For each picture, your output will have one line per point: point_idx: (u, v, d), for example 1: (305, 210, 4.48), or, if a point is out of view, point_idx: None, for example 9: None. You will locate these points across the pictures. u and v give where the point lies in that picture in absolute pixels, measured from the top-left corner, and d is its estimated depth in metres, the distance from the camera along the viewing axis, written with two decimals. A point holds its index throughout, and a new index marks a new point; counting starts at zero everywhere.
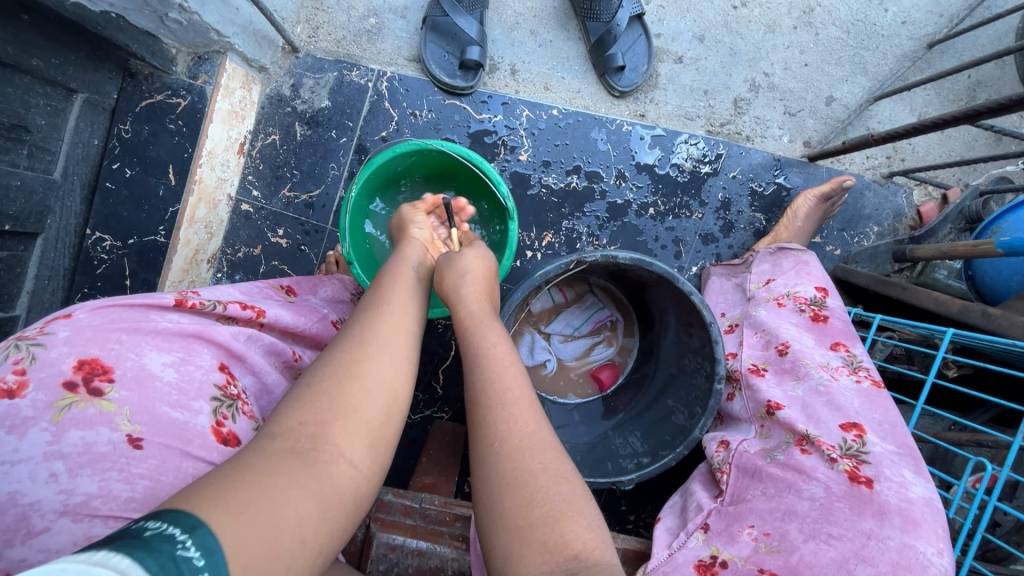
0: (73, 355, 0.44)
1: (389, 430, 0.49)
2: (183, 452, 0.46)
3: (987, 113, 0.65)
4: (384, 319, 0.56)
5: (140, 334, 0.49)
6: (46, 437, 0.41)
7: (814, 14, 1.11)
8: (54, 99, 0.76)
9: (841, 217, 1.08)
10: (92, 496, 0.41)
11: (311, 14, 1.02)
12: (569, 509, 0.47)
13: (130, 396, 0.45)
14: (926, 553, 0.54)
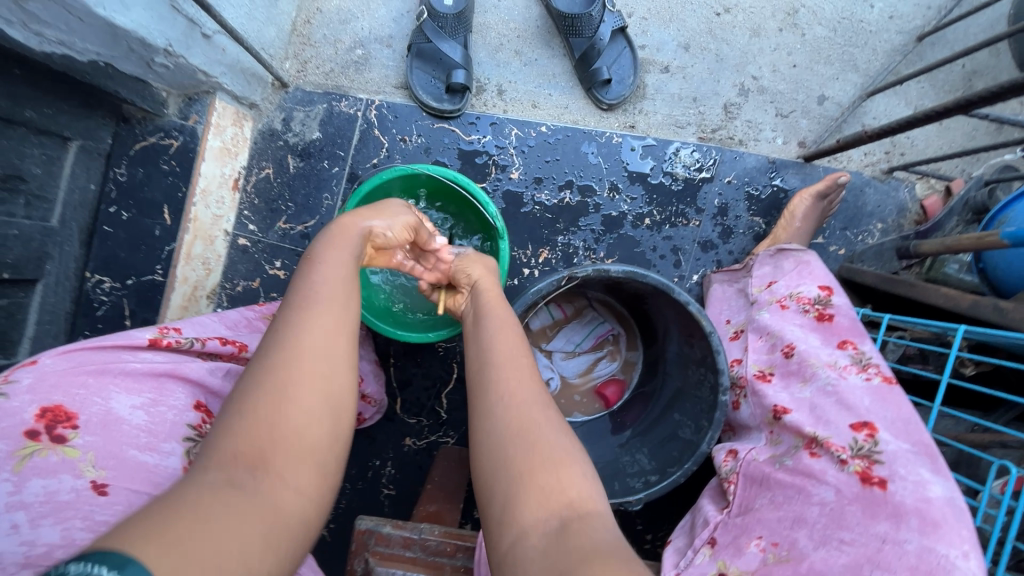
0: (35, 403, 0.44)
1: (333, 459, 0.48)
2: (151, 495, 0.46)
3: (979, 101, 0.64)
4: (322, 314, 0.51)
5: (109, 378, 0.49)
6: (7, 487, 0.40)
7: (798, 15, 1.10)
8: (49, 148, 0.77)
9: (843, 215, 1.06)
10: (55, 544, 0.40)
11: (299, 49, 1.04)
12: (565, 457, 0.50)
13: (94, 441, 0.45)
14: (948, 556, 0.50)
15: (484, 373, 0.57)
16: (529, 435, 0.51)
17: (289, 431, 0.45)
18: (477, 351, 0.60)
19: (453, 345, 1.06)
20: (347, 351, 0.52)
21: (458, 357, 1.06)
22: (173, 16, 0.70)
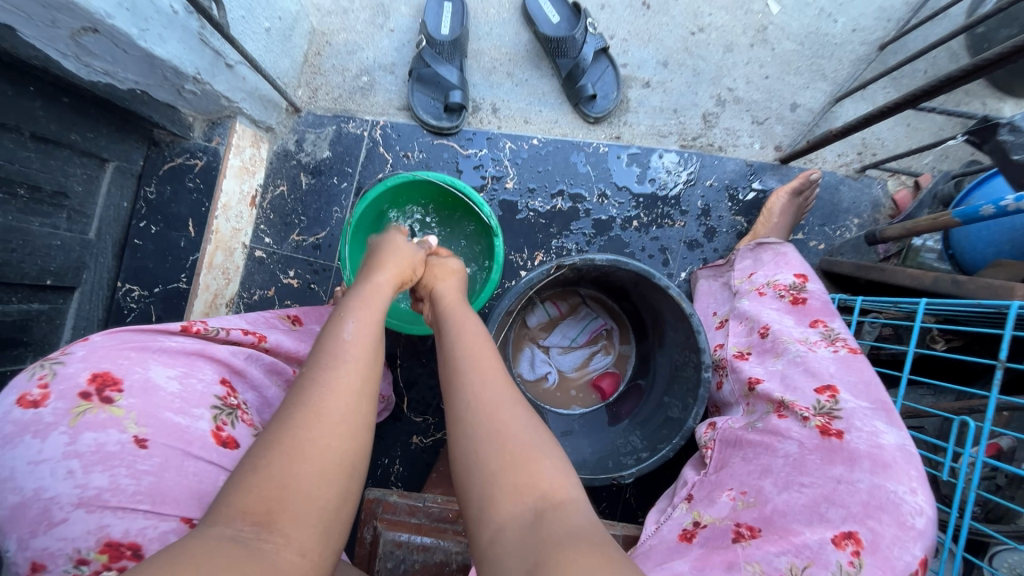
0: (87, 368, 0.46)
1: (338, 519, 0.49)
2: (187, 453, 0.47)
3: (942, 88, 0.72)
4: (344, 373, 0.54)
5: (149, 349, 0.50)
6: (65, 438, 0.42)
7: (768, 31, 1.20)
8: (89, 168, 0.87)
9: (820, 213, 1.12)
10: (106, 488, 0.43)
11: (310, 78, 1.15)
12: (536, 451, 0.50)
13: (137, 403, 0.46)
14: (897, 491, 0.58)
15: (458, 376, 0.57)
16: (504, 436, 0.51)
17: (295, 489, 0.47)
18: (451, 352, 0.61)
19: None
20: (364, 412, 0.53)
21: None
22: (202, 48, 0.80)
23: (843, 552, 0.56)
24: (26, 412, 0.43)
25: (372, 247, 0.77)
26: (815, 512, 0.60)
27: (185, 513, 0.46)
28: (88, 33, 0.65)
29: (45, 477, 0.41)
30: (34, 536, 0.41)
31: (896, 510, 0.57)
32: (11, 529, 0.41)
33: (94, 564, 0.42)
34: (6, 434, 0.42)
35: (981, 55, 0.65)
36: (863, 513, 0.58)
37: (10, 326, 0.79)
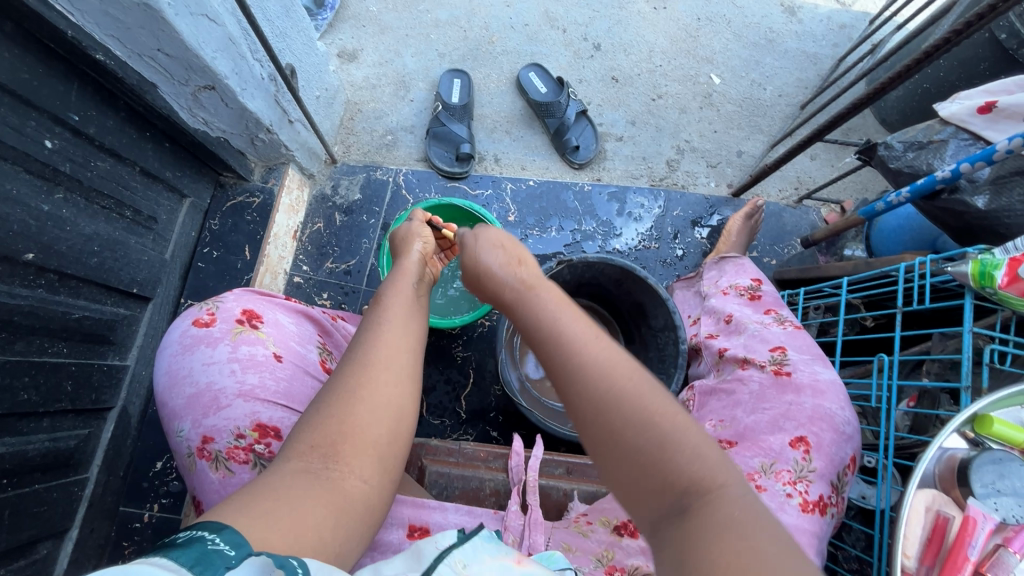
0: (239, 305, 0.65)
1: (392, 457, 0.57)
2: (306, 371, 0.66)
3: (846, 115, 0.97)
4: (386, 330, 0.62)
5: (273, 302, 0.69)
6: (228, 348, 0.60)
7: (712, 96, 1.50)
8: (172, 201, 1.07)
9: (769, 235, 1.36)
10: (257, 385, 0.60)
11: (345, 137, 1.40)
12: (670, 445, 0.49)
13: (272, 332, 0.65)
14: (832, 408, 0.73)
15: (561, 360, 0.56)
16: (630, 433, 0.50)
17: (352, 424, 0.54)
18: (544, 337, 0.59)
19: (469, 354, 1.28)
20: (405, 366, 0.60)
21: (474, 363, 1.27)
22: (275, 107, 1.03)
23: (798, 451, 0.69)
24: (201, 330, 0.61)
25: (399, 234, 0.83)
26: (775, 425, 0.73)
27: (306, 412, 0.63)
28: (206, 90, 0.88)
29: (215, 373, 0.59)
30: (206, 416, 0.57)
31: (832, 421, 0.71)
32: (187, 412, 0.58)
33: (248, 439, 0.57)
34: (188, 344, 0.61)
35: (872, 84, 0.91)
36: (811, 422, 0.71)
37: (103, 324, 0.94)
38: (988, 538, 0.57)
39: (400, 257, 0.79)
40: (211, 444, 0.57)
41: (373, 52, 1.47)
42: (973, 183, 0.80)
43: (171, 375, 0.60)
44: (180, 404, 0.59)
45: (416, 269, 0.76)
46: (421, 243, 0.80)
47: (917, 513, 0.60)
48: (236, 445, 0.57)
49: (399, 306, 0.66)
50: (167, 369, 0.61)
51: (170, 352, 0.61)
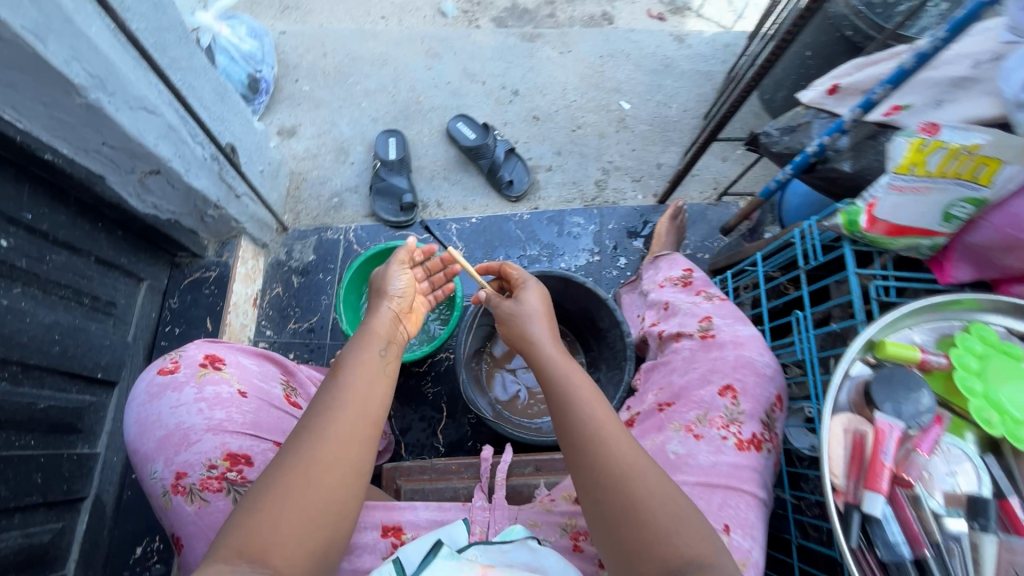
0: (201, 351, 0.71)
1: (320, 549, 0.60)
2: (270, 404, 0.72)
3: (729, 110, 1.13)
4: (336, 426, 0.66)
5: (234, 347, 0.76)
6: (194, 390, 0.67)
7: (626, 120, 1.66)
8: (129, 285, 1.11)
9: (699, 233, 1.47)
10: (224, 419, 0.67)
11: (293, 205, 1.48)
12: (677, 523, 0.57)
13: (235, 372, 0.72)
14: (752, 355, 0.81)
15: (571, 423, 0.67)
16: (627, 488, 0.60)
17: (285, 525, 0.58)
18: (553, 402, 0.71)
19: (439, 389, 1.31)
20: (352, 462, 0.65)
21: (445, 397, 1.30)
22: (221, 184, 1.11)
23: (726, 398, 0.78)
24: (167, 378, 0.69)
25: (380, 286, 0.89)
26: (704, 379, 0.81)
27: (273, 439, 0.70)
28: (151, 174, 0.95)
29: (183, 414, 0.66)
30: (179, 454, 0.65)
31: (752, 366, 0.80)
32: (160, 453, 0.65)
33: (220, 468, 0.64)
34: (156, 393, 0.68)
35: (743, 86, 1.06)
36: (734, 369, 0.80)
37: (69, 412, 0.96)
38: (898, 445, 0.64)
39: (372, 314, 0.84)
40: (184, 479, 0.64)
41: (310, 126, 1.58)
42: (838, 151, 0.93)
43: (142, 422, 0.67)
44: (153, 447, 0.66)
45: (383, 333, 0.81)
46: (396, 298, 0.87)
47: (837, 435, 0.67)
48: (209, 476, 0.64)
49: (354, 392, 0.70)
50: (137, 418, 0.68)
51: (139, 403, 0.68)
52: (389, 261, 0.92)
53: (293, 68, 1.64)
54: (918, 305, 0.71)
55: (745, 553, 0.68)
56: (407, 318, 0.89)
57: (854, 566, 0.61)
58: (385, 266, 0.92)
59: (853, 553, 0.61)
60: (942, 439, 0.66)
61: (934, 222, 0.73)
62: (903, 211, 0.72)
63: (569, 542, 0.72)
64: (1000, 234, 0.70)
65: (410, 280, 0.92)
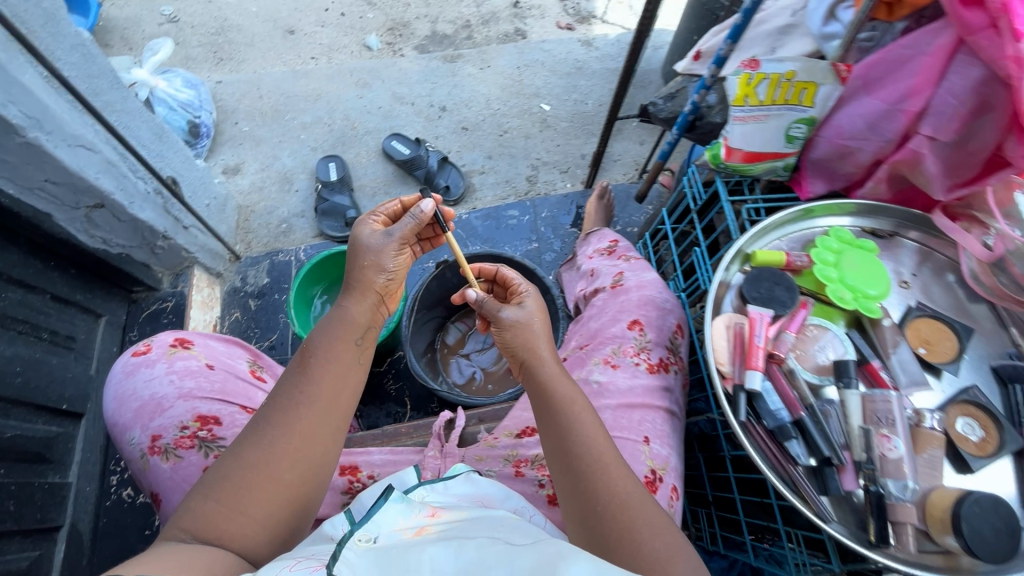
0: (172, 335, 0.82)
1: (282, 521, 0.63)
2: (236, 376, 0.82)
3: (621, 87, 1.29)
4: (305, 420, 0.65)
5: (204, 334, 0.86)
6: (166, 366, 0.77)
7: (548, 120, 1.80)
8: (88, 321, 1.18)
9: (625, 210, 1.59)
10: (193, 387, 0.76)
11: (244, 235, 1.56)
12: (670, 550, 0.58)
13: (203, 350, 0.82)
14: (656, 293, 0.90)
15: (572, 438, 0.66)
16: (620, 509, 0.61)
17: (248, 507, 0.60)
18: (550, 416, 0.69)
19: (401, 384, 1.37)
20: (317, 456, 0.65)
21: (408, 391, 1.37)
22: (167, 216, 1.19)
23: (634, 331, 0.85)
24: (141, 359, 0.79)
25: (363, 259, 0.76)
26: (615, 318, 0.88)
27: (240, 403, 0.79)
28: (96, 208, 1.03)
29: (157, 385, 0.76)
30: (153, 420, 0.74)
31: (654, 300, 0.89)
32: (138, 421, 0.74)
33: (191, 428, 0.73)
34: (132, 372, 0.78)
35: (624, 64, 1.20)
36: (638, 303, 0.89)
37: (38, 441, 1.00)
38: (769, 330, 0.74)
39: (357, 293, 0.75)
40: (160, 440, 0.73)
41: (253, 162, 1.68)
42: (710, 106, 1.06)
43: (122, 397, 0.77)
44: (130, 418, 0.75)
45: (367, 319, 0.75)
46: (390, 273, 0.77)
47: (720, 331, 0.75)
48: (182, 435, 0.72)
49: (324, 391, 0.67)
50: (116, 395, 0.78)
51: (117, 383, 0.78)
52: (391, 229, 0.77)
53: (231, 112, 1.75)
54: (776, 217, 0.82)
55: (664, 459, 0.76)
56: (397, 288, 0.80)
57: (746, 437, 0.70)
58: (384, 234, 0.77)
59: (744, 426, 0.70)
60: (808, 321, 0.77)
61: (780, 144, 0.84)
62: (751, 137, 0.83)
63: (511, 470, 0.77)
64: (834, 145, 0.82)
65: (401, 249, 0.78)
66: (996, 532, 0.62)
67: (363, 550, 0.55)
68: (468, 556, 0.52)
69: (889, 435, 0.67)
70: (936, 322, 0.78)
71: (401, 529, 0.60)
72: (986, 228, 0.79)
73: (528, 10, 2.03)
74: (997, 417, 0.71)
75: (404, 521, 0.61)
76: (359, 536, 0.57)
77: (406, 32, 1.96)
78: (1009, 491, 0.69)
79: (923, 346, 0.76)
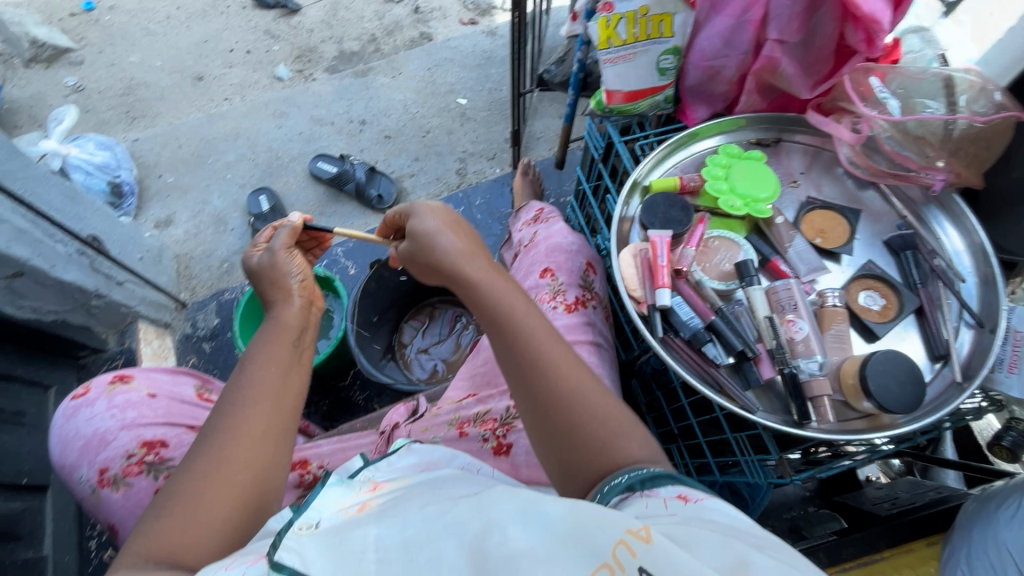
0: (110, 374, 0.83)
1: (243, 524, 0.59)
2: (181, 400, 0.84)
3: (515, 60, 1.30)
4: (247, 417, 0.63)
5: (145, 368, 0.88)
6: (106, 402, 0.79)
7: (467, 113, 1.83)
8: (36, 393, 1.17)
9: (555, 182, 1.63)
10: (136, 416, 0.78)
11: (187, 281, 1.55)
12: (619, 433, 0.58)
13: (144, 381, 0.83)
14: (563, 240, 0.94)
15: (512, 343, 0.63)
16: (571, 416, 0.58)
17: (199, 516, 0.57)
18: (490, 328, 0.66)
19: (368, 393, 1.38)
20: (271, 454, 0.63)
21: (375, 399, 1.37)
22: (96, 274, 1.20)
23: (545, 278, 0.89)
24: (81, 400, 0.80)
25: (262, 272, 0.79)
26: (528, 272, 0.93)
27: (187, 424, 0.81)
28: (17, 277, 1.04)
29: (98, 421, 0.77)
30: (99, 454, 0.75)
31: (561, 245, 0.93)
32: (85, 458, 0.76)
33: (138, 455, 0.75)
34: (73, 413, 0.79)
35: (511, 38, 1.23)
36: (547, 253, 0.92)
37: (2, 519, 0.99)
38: (669, 249, 0.77)
39: (277, 302, 0.77)
40: (108, 472, 0.74)
41: (184, 211, 1.67)
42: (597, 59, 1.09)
43: (67, 438, 0.78)
44: (77, 456, 0.76)
45: (296, 319, 0.75)
46: (298, 275, 0.79)
47: (628, 260, 0.78)
48: (129, 463, 0.74)
49: (264, 385, 0.66)
50: (60, 438, 0.79)
51: (60, 427, 0.80)
52: (270, 244, 0.80)
53: (153, 166, 1.75)
54: (663, 145, 0.84)
55: None
56: (316, 290, 0.81)
57: (666, 351, 0.73)
58: (266, 251, 0.80)
59: (663, 342, 0.74)
60: (709, 235, 0.81)
61: (653, 79, 0.88)
62: (626, 77, 0.87)
63: (455, 432, 0.78)
64: (702, 68, 0.85)
65: (295, 254, 0.81)
66: (901, 384, 0.66)
67: (305, 538, 0.49)
68: (415, 528, 0.44)
69: (793, 318, 0.72)
70: (827, 211, 0.83)
71: (343, 509, 0.55)
72: (854, 116, 0.82)
73: (430, 13, 2.07)
74: (894, 285, 0.76)
75: (345, 501, 0.57)
76: (298, 524, 0.51)
77: (314, 57, 1.98)
78: (917, 351, 0.73)
79: (819, 236, 0.80)
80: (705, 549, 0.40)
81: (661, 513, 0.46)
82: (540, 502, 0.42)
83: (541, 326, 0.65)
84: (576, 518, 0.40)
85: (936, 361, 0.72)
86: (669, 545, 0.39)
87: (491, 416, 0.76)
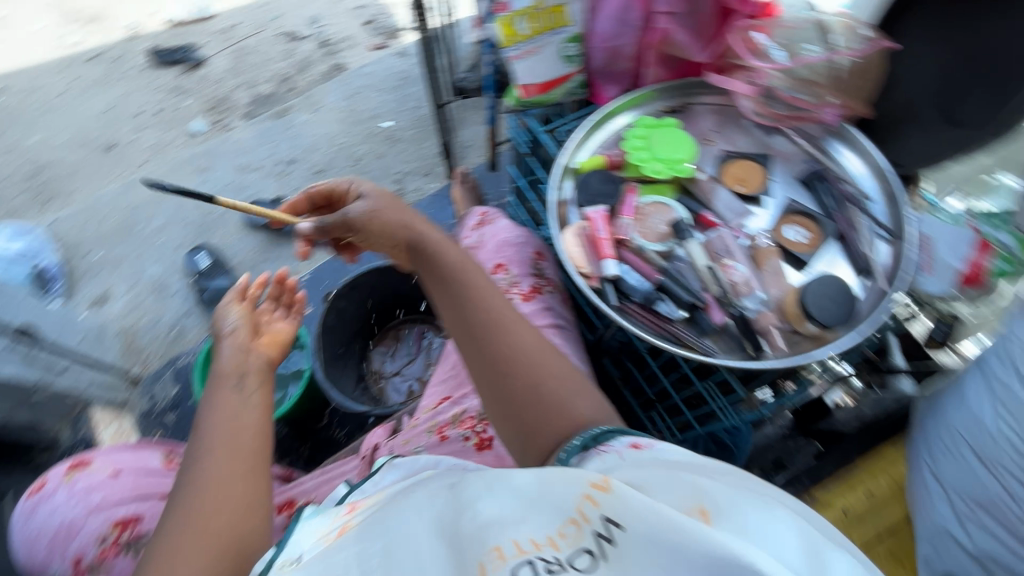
0: (65, 462, 0.79)
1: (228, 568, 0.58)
2: (148, 471, 0.80)
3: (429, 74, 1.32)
4: (209, 464, 0.63)
5: (104, 448, 0.83)
6: (66, 492, 0.75)
7: (394, 134, 1.84)
8: None
9: (493, 185, 1.66)
10: (102, 498, 0.74)
11: (136, 355, 1.47)
12: (572, 390, 0.61)
13: (104, 461, 0.79)
14: (508, 234, 0.97)
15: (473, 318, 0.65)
16: (535, 381, 0.61)
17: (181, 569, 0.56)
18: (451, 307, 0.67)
19: (348, 428, 1.36)
20: (243, 494, 0.62)
21: (357, 432, 1.35)
22: None
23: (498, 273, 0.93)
24: (38, 495, 0.76)
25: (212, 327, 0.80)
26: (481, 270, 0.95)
27: (160, 492, 0.78)
28: None
29: (62, 512, 0.74)
30: (70, 544, 0.72)
31: (507, 239, 0.96)
32: (56, 552, 0.73)
33: (112, 535, 0.72)
34: (33, 511, 0.75)
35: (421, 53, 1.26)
36: (496, 249, 0.95)
37: None
38: (606, 222, 0.81)
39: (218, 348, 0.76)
40: (83, 560, 0.72)
41: (120, 284, 1.60)
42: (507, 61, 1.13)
43: (31, 538, 0.74)
44: (47, 553, 0.73)
45: (239, 357, 0.74)
46: (231, 326, 0.79)
47: (572, 240, 0.80)
48: (105, 546, 0.72)
49: (220, 430, 0.66)
50: (23, 539, 0.75)
51: (21, 528, 0.76)
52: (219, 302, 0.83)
53: (78, 245, 1.67)
54: (584, 126, 0.87)
55: None
56: (264, 333, 0.81)
57: (624, 317, 0.77)
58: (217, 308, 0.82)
59: (619, 309, 0.77)
60: (641, 202, 0.85)
61: (561, 68, 0.93)
62: (536, 70, 0.92)
63: (436, 437, 0.78)
64: (605, 50, 0.90)
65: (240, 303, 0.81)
66: (836, 302, 0.73)
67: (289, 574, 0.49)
68: (394, 530, 0.44)
69: (729, 263, 0.78)
70: (744, 160, 0.88)
71: (323, 536, 0.54)
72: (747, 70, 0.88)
73: (338, 44, 2.07)
74: (813, 216, 0.82)
75: (324, 528, 0.56)
76: (280, 563, 0.51)
77: (229, 105, 1.94)
78: (846, 272, 0.79)
79: (740, 184, 0.86)
80: (659, 488, 0.40)
81: (619, 463, 0.46)
82: (508, 477, 0.44)
83: (494, 297, 0.67)
84: (541, 483, 0.41)
85: (864, 277, 0.78)
86: (626, 489, 0.38)
87: (467, 415, 0.78)
